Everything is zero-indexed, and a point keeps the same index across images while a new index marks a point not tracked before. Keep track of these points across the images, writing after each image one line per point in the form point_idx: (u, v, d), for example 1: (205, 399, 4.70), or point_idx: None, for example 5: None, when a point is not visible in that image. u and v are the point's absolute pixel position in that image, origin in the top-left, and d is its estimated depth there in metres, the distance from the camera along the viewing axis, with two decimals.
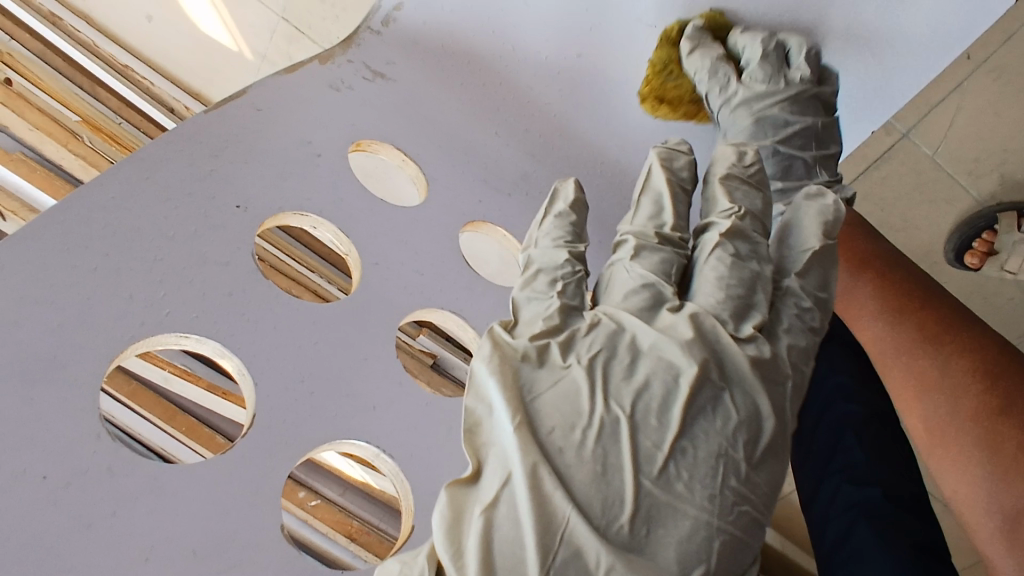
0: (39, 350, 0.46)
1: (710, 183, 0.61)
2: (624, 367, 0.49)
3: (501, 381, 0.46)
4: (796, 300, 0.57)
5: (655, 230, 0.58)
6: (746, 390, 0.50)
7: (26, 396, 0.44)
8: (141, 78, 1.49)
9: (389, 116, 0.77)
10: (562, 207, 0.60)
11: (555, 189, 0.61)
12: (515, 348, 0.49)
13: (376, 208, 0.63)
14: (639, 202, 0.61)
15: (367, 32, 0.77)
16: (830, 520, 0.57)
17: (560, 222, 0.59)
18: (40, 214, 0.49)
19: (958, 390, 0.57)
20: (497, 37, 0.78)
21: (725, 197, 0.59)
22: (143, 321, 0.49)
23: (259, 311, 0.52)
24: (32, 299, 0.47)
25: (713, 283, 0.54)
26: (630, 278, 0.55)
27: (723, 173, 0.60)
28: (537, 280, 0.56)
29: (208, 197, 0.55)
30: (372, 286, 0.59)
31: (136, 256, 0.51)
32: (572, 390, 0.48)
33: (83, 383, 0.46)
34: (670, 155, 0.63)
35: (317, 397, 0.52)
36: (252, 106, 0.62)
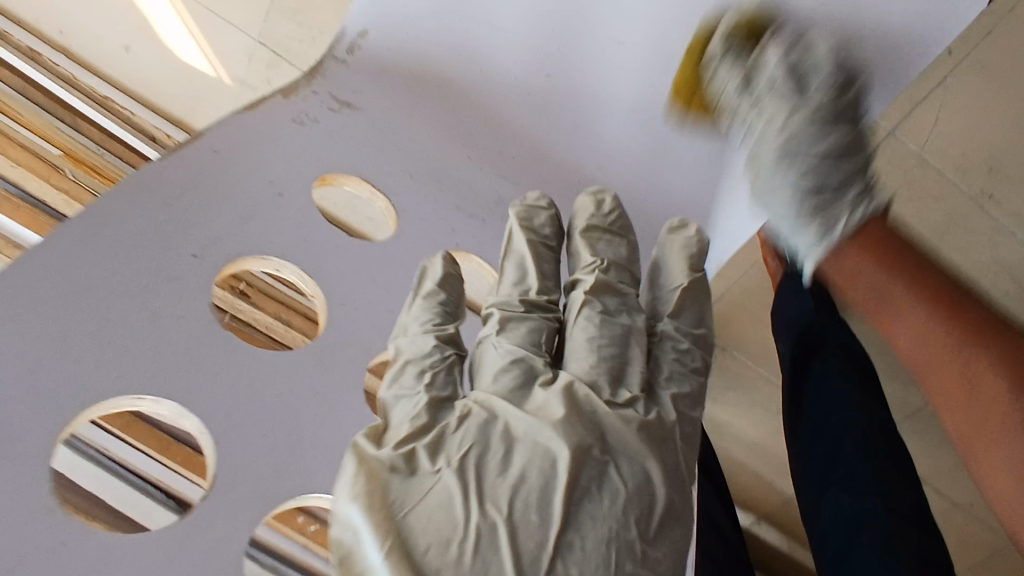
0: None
1: (574, 237, 0.64)
2: (499, 460, 0.49)
3: (365, 506, 0.44)
4: (671, 342, 0.61)
5: (522, 297, 0.58)
6: (630, 458, 0.52)
7: None
8: (122, 109, 1.50)
9: (359, 146, 0.75)
10: (431, 286, 0.57)
11: (422, 269, 0.59)
12: (381, 460, 0.47)
13: (343, 245, 0.62)
14: (503, 268, 0.61)
15: (332, 63, 0.77)
16: (832, 530, 0.86)
17: (428, 302, 0.57)
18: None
19: (936, 326, 0.69)
20: (472, 62, 0.80)
21: (588, 252, 0.62)
22: (96, 384, 0.48)
23: (217, 364, 0.51)
24: None
25: (583, 351, 0.56)
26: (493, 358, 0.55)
27: (584, 227, 0.64)
28: (405, 373, 0.53)
29: (163, 248, 0.54)
30: (339, 328, 0.58)
31: (88, 316, 0.49)
32: (444, 496, 0.46)
33: (34, 456, 0.45)
34: (528, 215, 0.63)
35: (281, 452, 0.50)
36: (211, 148, 0.60)
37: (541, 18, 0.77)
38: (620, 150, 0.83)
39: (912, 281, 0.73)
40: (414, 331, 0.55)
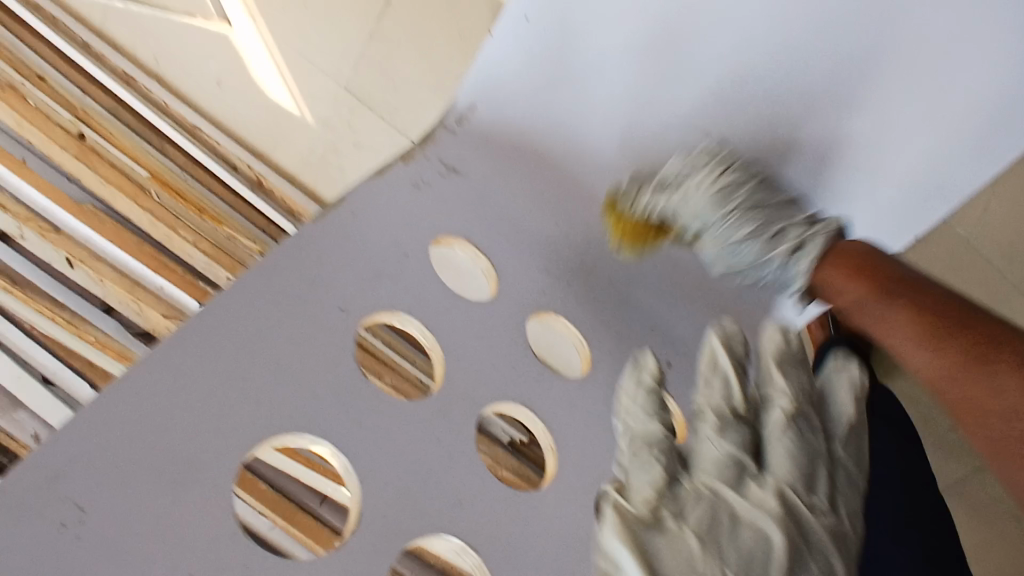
0: (178, 453, 0.53)
1: (763, 360, 0.65)
2: (727, 535, 0.53)
3: (631, 550, 0.49)
4: (847, 468, 0.62)
5: (728, 403, 0.62)
6: (824, 558, 0.55)
7: (175, 500, 0.52)
8: (210, 138, 1.65)
9: (465, 211, 0.82)
10: (644, 382, 0.64)
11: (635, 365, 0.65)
12: (634, 513, 0.52)
13: (458, 305, 0.70)
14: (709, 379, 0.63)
15: (444, 131, 0.85)
16: None
17: (647, 396, 0.63)
18: (174, 334, 0.55)
19: (945, 359, 0.63)
20: (562, 138, 0.88)
21: (782, 377, 0.63)
22: (268, 425, 0.55)
23: (361, 411, 0.58)
24: (182, 406, 0.54)
25: (784, 456, 0.57)
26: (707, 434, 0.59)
27: (774, 352, 0.64)
28: (635, 450, 0.59)
29: (317, 302, 0.61)
30: (454, 382, 0.65)
31: (261, 362, 0.57)
32: (686, 556, 0.51)
33: (219, 485, 0.53)
34: (727, 334, 0.66)
35: (412, 494, 0.57)
36: (351, 211, 0.68)
37: (631, 98, 0.84)
38: None
39: (890, 297, 0.69)
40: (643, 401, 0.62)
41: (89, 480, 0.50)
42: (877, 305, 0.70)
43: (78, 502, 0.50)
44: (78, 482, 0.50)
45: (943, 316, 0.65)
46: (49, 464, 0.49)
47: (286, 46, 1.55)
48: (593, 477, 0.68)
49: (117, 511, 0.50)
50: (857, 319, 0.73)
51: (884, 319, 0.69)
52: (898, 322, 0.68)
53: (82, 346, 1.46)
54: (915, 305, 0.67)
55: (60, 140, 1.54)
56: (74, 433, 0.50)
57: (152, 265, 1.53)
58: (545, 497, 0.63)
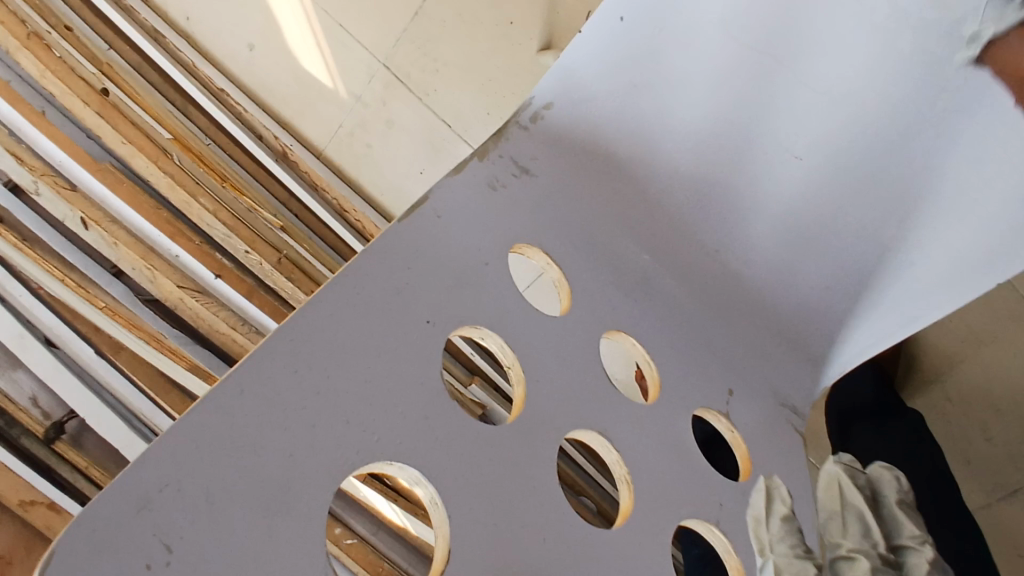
0: (276, 478, 0.43)
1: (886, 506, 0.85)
2: None
3: None
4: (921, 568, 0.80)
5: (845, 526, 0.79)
6: None
7: (269, 531, 0.42)
8: (236, 103, 1.61)
9: (539, 217, 0.77)
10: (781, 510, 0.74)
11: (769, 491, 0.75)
12: None
13: (534, 321, 0.66)
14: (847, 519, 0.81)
15: (517, 127, 0.79)
16: None
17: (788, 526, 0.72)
18: (266, 336, 0.46)
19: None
20: (637, 144, 0.82)
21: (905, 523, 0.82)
22: (359, 449, 0.47)
23: (450, 434, 0.52)
24: (271, 426, 0.44)
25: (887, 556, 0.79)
26: (909, 535, 0.82)
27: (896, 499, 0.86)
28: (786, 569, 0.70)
29: (404, 311, 0.55)
30: (535, 405, 0.61)
31: (349, 375, 0.49)
32: None
33: (315, 517, 0.44)
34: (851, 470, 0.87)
35: (501, 529, 0.52)
36: (434, 213, 0.63)
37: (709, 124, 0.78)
38: (760, 253, 0.85)
39: None
40: (844, 483, 0.84)
41: (173, 514, 0.39)
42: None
43: (166, 539, 0.39)
44: (168, 517, 0.39)
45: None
46: (133, 495, 0.38)
47: (326, 15, 1.49)
48: (664, 512, 0.65)
49: (205, 550, 0.40)
50: None
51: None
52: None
53: (89, 310, 1.34)
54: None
55: (82, 93, 1.44)
56: (167, 453, 0.40)
57: (167, 232, 1.43)
58: (619, 533, 0.60)
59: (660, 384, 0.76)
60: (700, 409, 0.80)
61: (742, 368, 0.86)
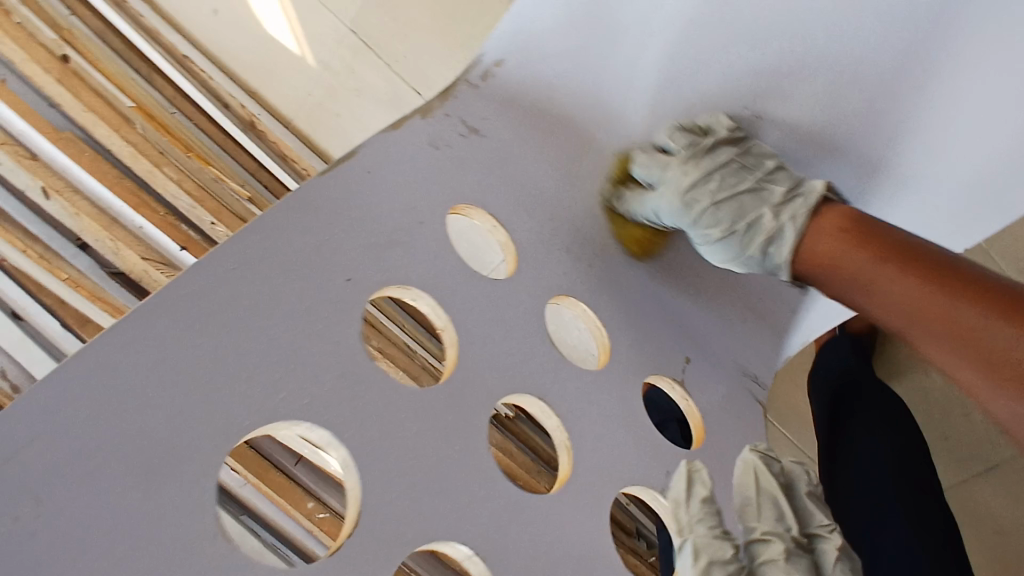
0: (160, 434, 0.43)
1: (797, 496, 0.66)
2: None
3: None
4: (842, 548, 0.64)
5: (787, 536, 0.62)
6: None
7: (148, 495, 0.42)
8: (200, 69, 1.54)
9: (488, 176, 0.74)
10: (705, 495, 0.62)
11: (691, 474, 0.63)
12: None
13: (473, 282, 0.63)
14: (762, 510, 0.63)
15: (465, 86, 0.73)
16: None
17: (709, 514, 0.61)
18: (147, 298, 0.44)
19: (1012, 327, 0.55)
20: (596, 108, 0.79)
21: (819, 513, 0.65)
22: (259, 410, 0.47)
23: (366, 396, 0.51)
24: (156, 384, 0.43)
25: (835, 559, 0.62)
26: (817, 521, 0.65)
27: (808, 489, 0.66)
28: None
29: (321, 269, 0.53)
30: (467, 368, 0.58)
31: (255, 336, 0.48)
32: None
33: (202, 480, 0.44)
34: (767, 460, 0.66)
35: (418, 493, 0.50)
36: (363, 167, 0.59)
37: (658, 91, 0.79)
38: None
39: (876, 250, 0.67)
40: (759, 467, 0.65)
41: (39, 469, 0.39)
42: (849, 245, 0.68)
43: (36, 493, 0.39)
44: (31, 475, 0.39)
45: (942, 278, 0.62)
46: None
47: None
48: (603, 479, 0.63)
49: (74, 505, 0.40)
50: (866, 297, 0.68)
51: (865, 266, 0.67)
52: (869, 260, 0.67)
53: (54, 283, 1.28)
54: (879, 244, 0.67)
55: (42, 59, 1.40)
56: (32, 409, 0.39)
57: (131, 203, 1.38)
58: (555, 499, 0.58)
59: (610, 349, 0.74)
60: (655, 375, 0.77)
61: (702, 335, 0.83)
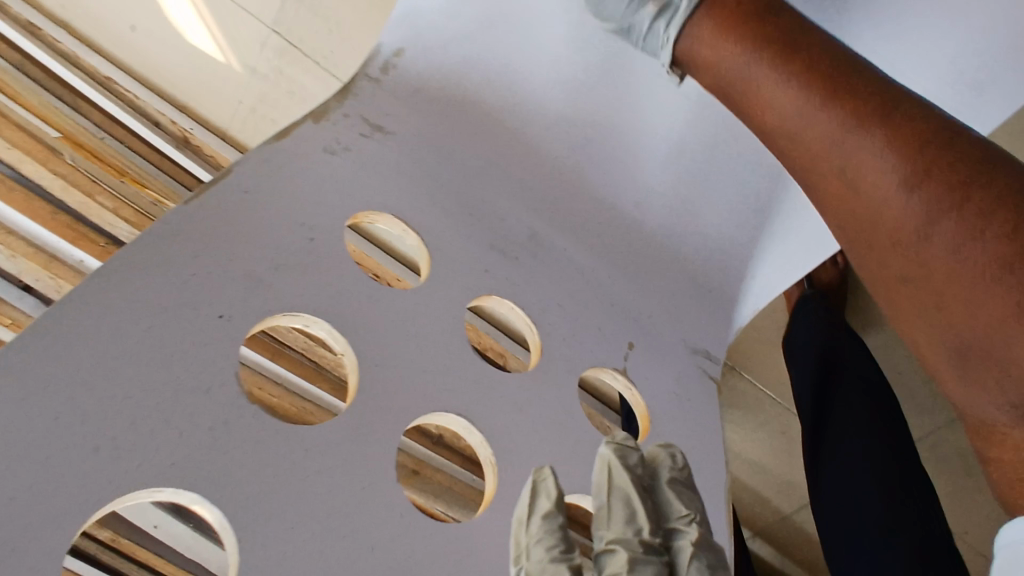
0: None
1: (657, 491, 0.53)
2: None
3: None
4: (712, 553, 0.52)
5: (639, 540, 0.49)
6: None
7: None
8: (125, 90, 1.37)
9: (394, 179, 0.69)
10: (546, 508, 0.49)
11: (534, 484, 0.50)
12: None
13: (377, 299, 0.58)
14: (610, 514, 0.50)
15: (364, 82, 0.69)
16: None
17: (549, 529, 0.48)
18: None
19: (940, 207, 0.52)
20: (505, 87, 0.73)
21: (679, 505, 0.53)
22: (121, 474, 0.43)
23: (247, 443, 0.46)
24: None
25: None
26: (676, 514, 0.52)
27: (668, 481, 0.54)
28: None
29: (183, 308, 0.49)
30: (372, 395, 0.54)
31: (111, 394, 0.44)
32: None
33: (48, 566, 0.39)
34: (623, 452, 0.53)
35: (314, 543, 0.46)
36: (239, 188, 0.56)
37: (574, 65, 0.72)
38: (656, 196, 0.78)
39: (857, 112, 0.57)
40: (614, 465, 0.52)
41: None
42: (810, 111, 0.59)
43: None
44: None
45: (954, 168, 0.52)
46: None
47: None
48: None
49: None
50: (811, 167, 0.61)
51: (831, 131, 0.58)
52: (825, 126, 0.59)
53: None
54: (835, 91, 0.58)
55: None
56: None
57: (68, 237, 1.36)
58: (477, 522, 0.54)
59: (542, 347, 0.69)
60: (597, 371, 0.72)
61: (649, 318, 0.78)
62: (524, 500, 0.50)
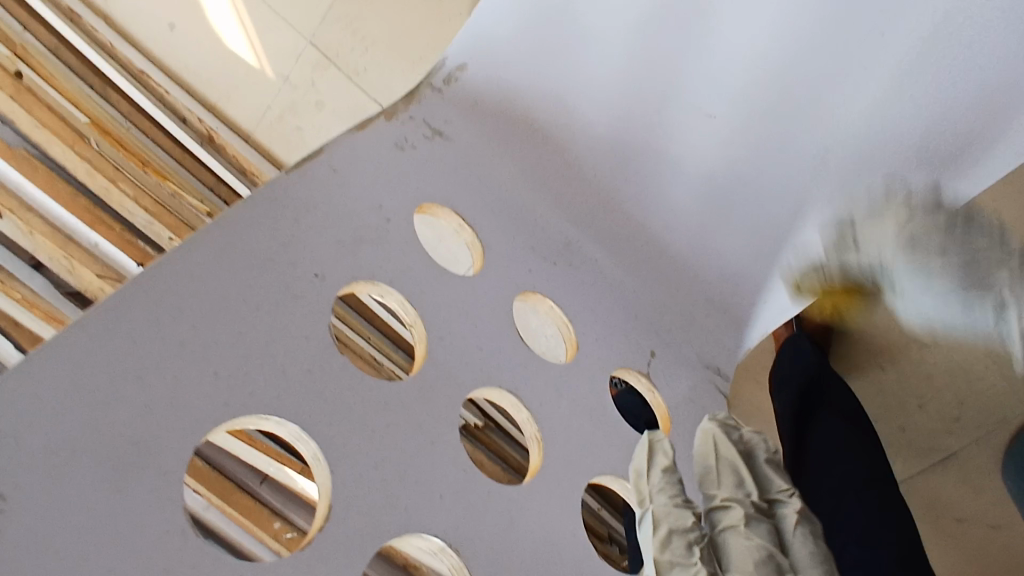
0: (122, 429, 0.43)
1: (757, 467, 0.62)
2: None
3: None
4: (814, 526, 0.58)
5: (749, 501, 0.58)
6: None
7: (116, 486, 0.42)
8: (157, 85, 1.45)
9: (452, 178, 0.75)
10: (666, 461, 0.58)
11: (653, 442, 0.60)
12: None
13: (441, 280, 0.64)
14: (721, 477, 0.60)
15: (429, 91, 0.76)
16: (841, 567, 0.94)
17: (670, 478, 0.57)
18: (115, 293, 0.45)
19: None
20: (557, 109, 0.78)
21: (780, 480, 0.61)
22: (229, 402, 0.47)
23: (336, 388, 0.51)
24: (124, 375, 0.44)
25: (806, 547, 0.56)
26: (776, 487, 0.61)
27: (766, 459, 0.62)
28: (672, 541, 0.53)
29: (287, 267, 0.53)
30: (438, 364, 0.59)
31: (223, 329, 0.48)
32: None
33: (168, 475, 0.43)
34: (726, 429, 0.63)
35: (390, 486, 0.50)
36: (329, 166, 0.60)
37: (626, 95, 0.75)
38: (683, 222, 0.82)
39: None
40: (719, 437, 0.62)
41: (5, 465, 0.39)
42: None
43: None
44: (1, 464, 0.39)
45: None
46: None
47: None
48: (574, 469, 0.63)
49: (42, 499, 0.40)
50: None
51: None
52: None
53: (5, 303, 1.22)
54: None
55: None
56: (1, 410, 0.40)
57: (86, 219, 1.32)
58: (526, 490, 0.58)
59: (577, 344, 0.75)
60: (620, 371, 0.79)
61: (665, 331, 0.85)
62: (643, 455, 0.60)
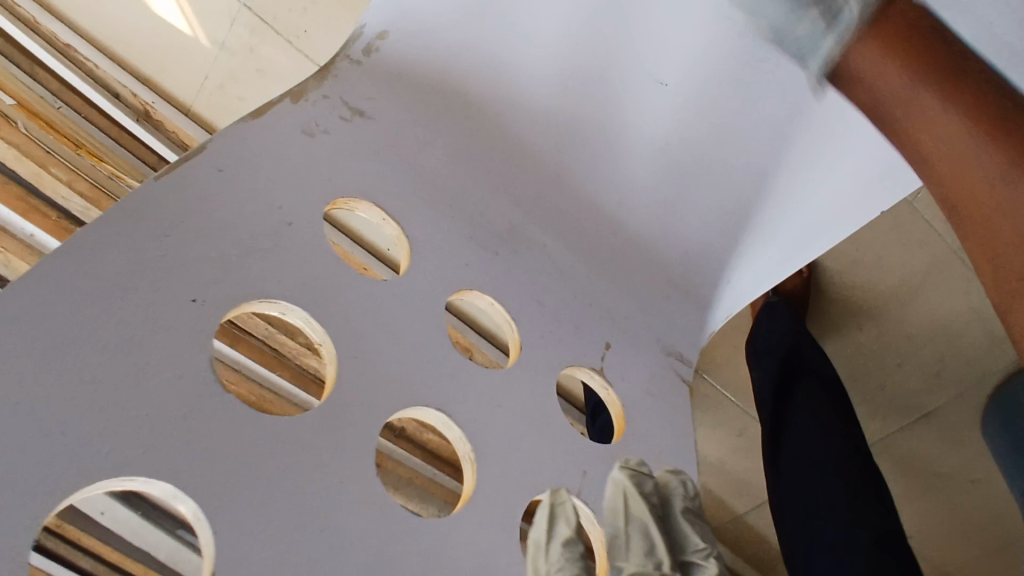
0: None
1: (672, 520, 0.60)
2: None
3: None
4: None
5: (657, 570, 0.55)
6: None
7: None
8: (84, 59, 1.18)
9: (373, 163, 0.66)
10: (565, 532, 0.55)
11: (552, 505, 0.56)
12: None
13: (355, 287, 0.57)
14: (629, 537, 0.56)
15: (345, 64, 0.66)
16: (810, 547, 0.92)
17: (571, 552, 0.53)
18: None
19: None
20: (495, 78, 0.71)
21: (695, 535, 0.59)
22: (83, 465, 0.41)
23: (219, 434, 0.45)
24: None
25: None
26: (693, 544, 0.59)
27: (682, 509, 0.61)
28: None
29: (160, 291, 0.47)
30: (348, 386, 0.53)
31: (72, 377, 0.42)
32: None
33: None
34: (637, 479, 0.61)
35: (287, 539, 0.45)
36: (213, 166, 0.53)
37: (573, 53, 0.69)
38: (638, 193, 0.77)
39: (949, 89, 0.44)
40: (629, 490, 0.60)
41: None
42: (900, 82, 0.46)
43: None
44: None
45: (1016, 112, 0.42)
46: None
47: None
48: (510, 488, 0.58)
49: None
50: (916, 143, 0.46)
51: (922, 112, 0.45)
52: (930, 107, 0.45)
53: None
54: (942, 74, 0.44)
55: None
56: None
57: (18, 208, 1.10)
58: (454, 521, 0.53)
59: (522, 346, 0.68)
60: (575, 367, 0.72)
61: (622, 317, 0.78)
62: (542, 518, 0.56)
